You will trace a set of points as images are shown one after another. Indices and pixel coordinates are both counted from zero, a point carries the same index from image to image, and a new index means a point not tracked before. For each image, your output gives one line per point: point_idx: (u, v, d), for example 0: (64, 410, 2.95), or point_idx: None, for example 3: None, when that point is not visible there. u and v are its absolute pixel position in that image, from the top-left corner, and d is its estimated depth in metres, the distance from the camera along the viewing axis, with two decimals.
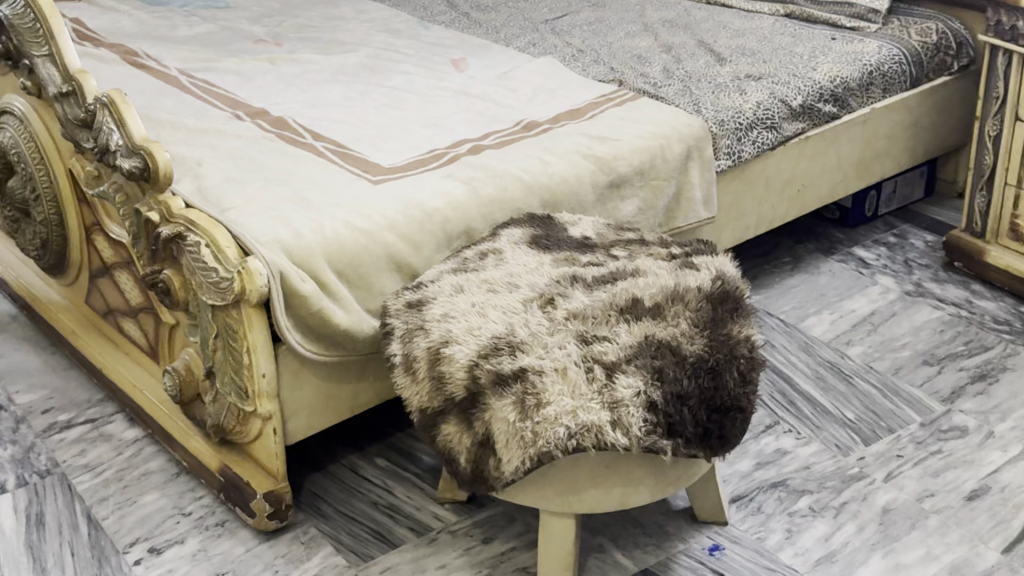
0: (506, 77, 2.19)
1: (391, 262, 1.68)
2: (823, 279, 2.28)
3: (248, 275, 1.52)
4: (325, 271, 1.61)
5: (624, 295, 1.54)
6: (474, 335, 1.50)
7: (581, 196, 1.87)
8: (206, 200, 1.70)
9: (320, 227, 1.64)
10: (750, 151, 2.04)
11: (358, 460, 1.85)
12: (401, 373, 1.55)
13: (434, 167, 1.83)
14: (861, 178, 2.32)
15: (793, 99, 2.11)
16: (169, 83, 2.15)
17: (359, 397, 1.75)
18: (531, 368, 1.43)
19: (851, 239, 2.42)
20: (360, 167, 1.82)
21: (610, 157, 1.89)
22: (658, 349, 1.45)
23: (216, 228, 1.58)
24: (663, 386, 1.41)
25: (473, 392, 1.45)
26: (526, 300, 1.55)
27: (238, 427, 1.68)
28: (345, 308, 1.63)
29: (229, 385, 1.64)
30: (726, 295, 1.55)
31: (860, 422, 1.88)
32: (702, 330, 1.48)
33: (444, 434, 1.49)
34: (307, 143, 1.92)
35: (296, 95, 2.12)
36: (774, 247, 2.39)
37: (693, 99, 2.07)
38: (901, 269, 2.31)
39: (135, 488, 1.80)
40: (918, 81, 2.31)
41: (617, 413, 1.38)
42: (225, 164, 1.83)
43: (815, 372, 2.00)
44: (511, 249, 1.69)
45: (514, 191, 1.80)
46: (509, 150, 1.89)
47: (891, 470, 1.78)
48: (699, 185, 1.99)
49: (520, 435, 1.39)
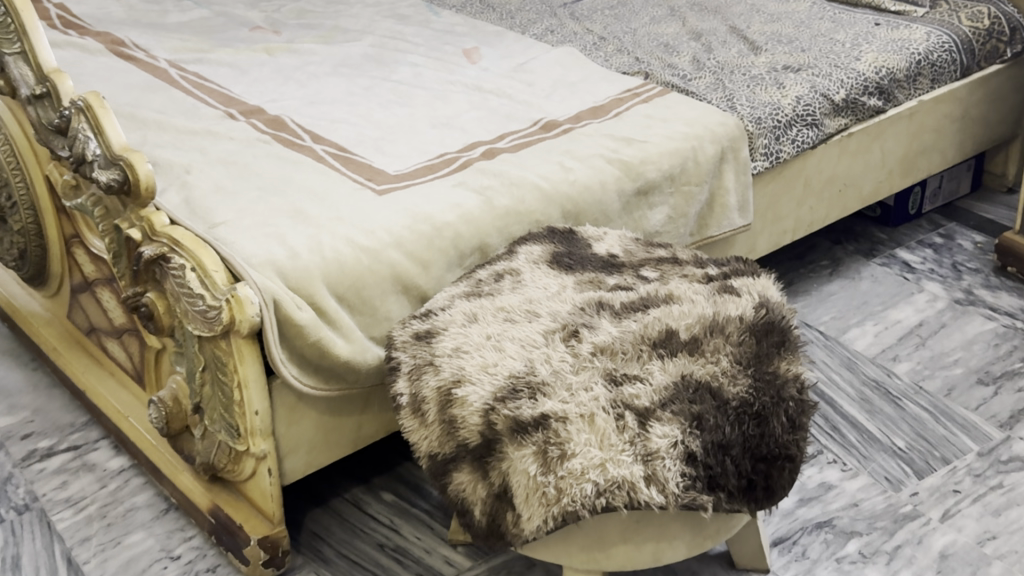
0: (522, 69, 2.02)
1: (398, 284, 1.52)
2: (864, 285, 2.11)
3: (238, 304, 1.36)
4: (324, 295, 1.45)
5: (657, 327, 1.38)
6: (489, 373, 1.34)
7: (606, 205, 1.70)
8: (193, 215, 1.55)
9: (318, 246, 1.48)
10: (789, 151, 1.87)
11: (362, 495, 1.69)
12: (407, 416, 1.39)
13: (444, 174, 1.67)
14: (906, 177, 2.14)
15: (836, 92, 1.93)
16: (158, 78, 2.00)
17: (362, 430, 1.59)
18: (554, 414, 1.27)
19: (894, 239, 2.25)
20: (364, 175, 1.67)
21: (637, 161, 1.72)
22: (696, 391, 1.29)
23: (203, 251, 1.43)
24: (702, 435, 1.25)
25: (489, 439, 1.30)
26: (547, 331, 1.39)
27: (229, 465, 1.52)
28: (345, 337, 1.47)
29: (218, 422, 1.48)
30: (772, 326, 1.38)
31: (911, 451, 1.72)
32: (745, 368, 1.32)
33: (456, 482, 1.34)
34: (305, 147, 1.77)
35: (294, 91, 1.96)
36: (810, 249, 2.22)
37: (726, 94, 1.90)
38: (949, 273, 2.14)
39: (119, 526, 1.65)
40: (969, 70, 2.13)
41: (652, 467, 1.23)
42: (216, 174, 1.67)
43: (860, 393, 1.84)
44: (530, 269, 1.52)
45: (532, 201, 1.64)
46: (527, 153, 1.72)
47: (947, 508, 1.62)
48: (734, 190, 1.82)
49: (542, 491, 1.24)
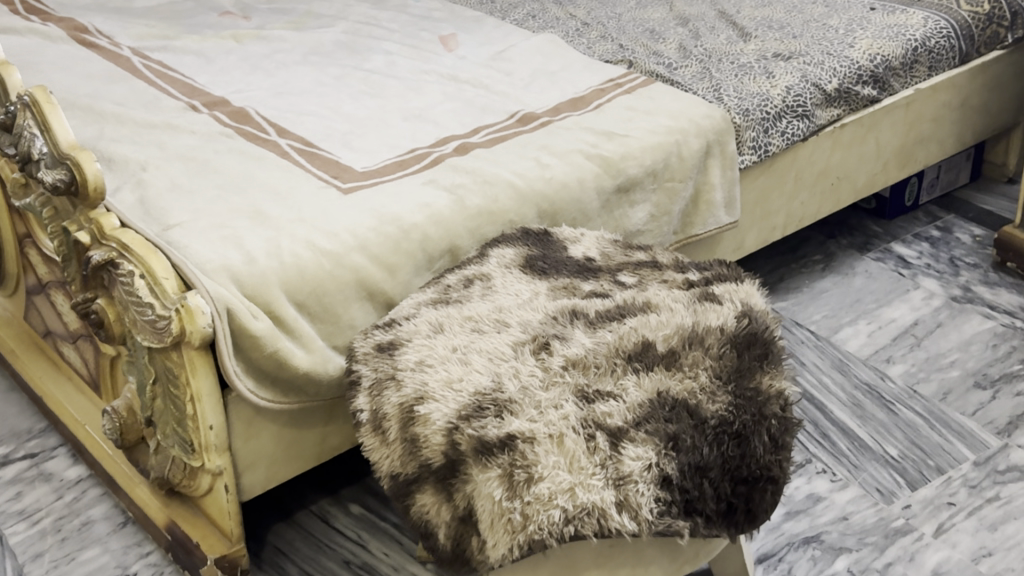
0: (501, 56, 1.93)
1: (362, 290, 1.44)
2: (858, 282, 2.02)
3: (188, 315, 1.28)
4: (282, 303, 1.37)
5: (633, 338, 1.30)
6: (453, 389, 1.26)
7: (585, 204, 1.61)
8: (147, 215, 1.47)
9: (276, 250, 1.40)
10: (779, 144, 1.78)
11: (330, 507, 1.62)
12: (368, 434, 1.31)
13: (414, 171, 1.59)
14: (902, 168, 2.06)
15: (828, 82, 1.84)
16: (120, 66, 1.91)
17: (326, 442, 1.52)
18: (521, 435, 1.19)
19: (889, 232, 2.17)
20: (330, 172, 1.59)
21: (618, 156, 1.64)
22: (673, 409, 1.21)
23: (154, 256, 1.35)
24: (679, 457, 1.17)
25: (453, 460, 1.22)
26: (516, 343, 1.31)
27: (185, 481, 1.45)
28: (305, 347, 1.39)
29: (172, 437, 1.40)
30: (755, 338, 1.30)
31: (904, 460, 1.65)
32: (724, 384, 1.24)
33: (419, 504, 1.26)
34: (270, 141, 1.68)
35: (261, 81, 1.87)
36: (802, 243, 2.14)
37: (713, 84, 1.82)
38: (946, 269, 2.06)
39: (74, 541, 1.58)
40: (968, 57, 2.04)
41: (624, 493, 1.14)
42: (174, 171, 1.59)
43: (851, 398, 1.76)
44: (501, 273, 1.44)
45: (506, 200, 1.55)
46: (501, 148, 1.64)
47: (941, 522, 1.54)
48: (720, 186, 1.74)
49: (507, 517, 1.16)
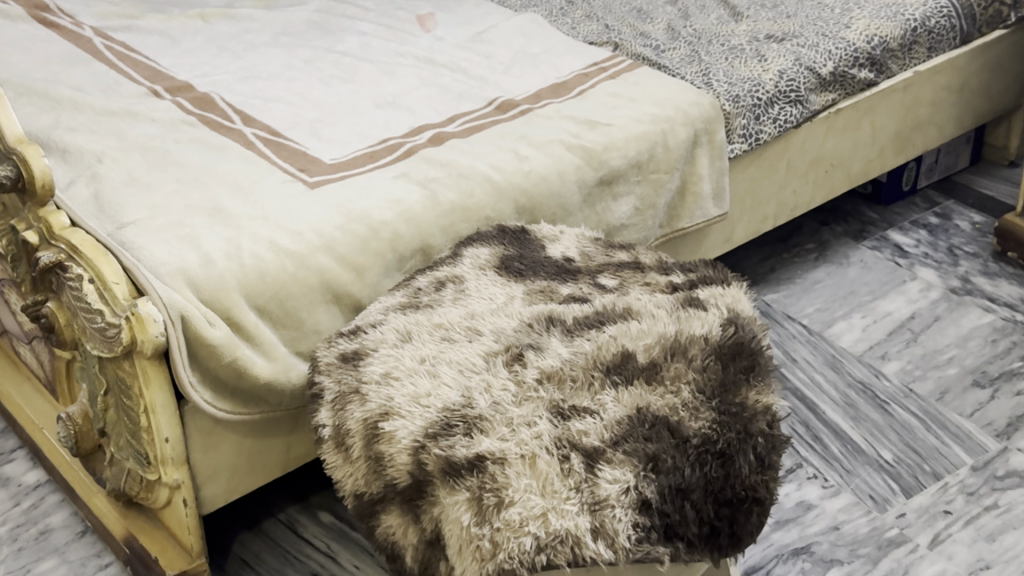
0: (480, 38, 1.85)
1: (328, 293, 1.37)
2: (853, 272, 1.94)
3: (139, 323, 1.20)
4: (241, 308, 1.29)
5: (612, 348, 1.22)
6: (420, 405, 1.18)
7: (565, 198, 1.53)
8: (101, 212, 1.39)
9: (235, 250, 1.32)
10: (770, 131, 1.70)
11: (299, 516, 1.55)
12: (331, 450, 1.24)
13: (385, 163, 1.51)
14: (899, 154, 1.97)
15: (823, 65, 1.76)
16: (81, 48, 1.82)
17: (291, 451, 1.45)
18: (491, 455, 1.12)
19: (886, 219, 2.09)
20: (297, 164, 1.50)
21: (600, 147, 1.55)
22: (653, 427, 1.14)
23: (104, 260, 1.26)
24: (658, 479, 1.10)
25: (420, 480, 1.15)
26: (488, 354, 1.23)
27: (143, 493, 1.37)
28: (266, 355, 1.32)
29: (127, 449, 1.33)
30: (741, 348, 1.22)
31: (899, 464, 1.58)
32: (708, 400, 1.17)
33: (385, 525, 1.19)
34: (234, 130, 1.60)
35: (228, 64, 1.80)
36: (794, 230, 2.06)
37: (702, 68, 1.73)
38: (944, 259, 1.98)
39: (30, 553, 1.51)
40: (969, 37, 1.96)
41: (599, 519, 1.07)
42: (132, 162, 1.50)
43: (844, 397, 1.69)
44: (475, 275, 1.37)
45: (481, 195, 1.47)
46: (478, 139, 1.55)
47: (937, 532, 1.47)
48: (709, 176, 1.65)
49: (475, 544, 1.08)
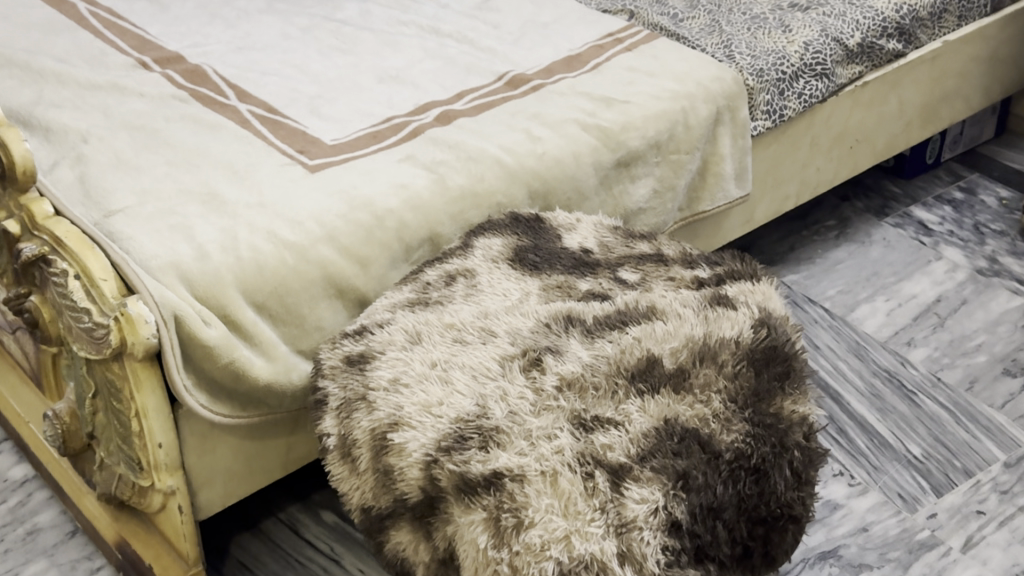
0: (486, 5, 1.76)
1: (330, 287, 1.28)
2: (875, 252, 1.86)
3: (129, 325, 1.12)
4: (238, 306, 1.21)
5: (636, 352, 1.14)
6: (432, 415, 1.10)
7: (581, 181, 1.45)
8: (87, 197, 1.29)
9: (232, 242, 1.23)
10: (795, 107, 1.61)
11: (300, 515, 1.48)
12: (336, 461, 1.17)
13: (390, 145, 1.42)
14: (924, 127, 1.89)
15: (850, 36, 1.66)
16: (63, 14, 1.72)
17: (292, 451, 1.37)
18: (509, 472, 1.03)
19: (908, 194, 2.01)
20: (296, 144, 1.41)
21: (618, 127, 1.46)
22: (682, 441, 1.05)
23: (91, 254, 1.17)
24: (688, 498, 1.02)
25: (432, 496, 1.07)
26: (504, 358, 1.15)
27: (135, 498, 1.29)
28: (265, 355, 1.24)
29: (117, 454, 1.25)
30: (775, 352, 1.14)
31: (928, 460, 1.50)
32: (740, 410, 1.09)
33: (395, 541, 1.12)
34: (229, 107, 1.50)
35: (221, 33, 1.70)
36: (814, 206, 1.98)
37: (723, 39, 1.64)
38: (970, 237, 1.90)
39: (17, 555, 1.43)
40: (1000, 5, 1.86)
41: (627, 542, 0.98)
42: (119, 142, 1.40)
43: (869, 387, 1.61)
44: (487, 269, 1.29)
45: (492, 179, 1.38)
46: (488, 118, 1.46)
47: (970, 534, 1.40)
48: (730, 156, 1.57)
49: (493, 568, 1.00)
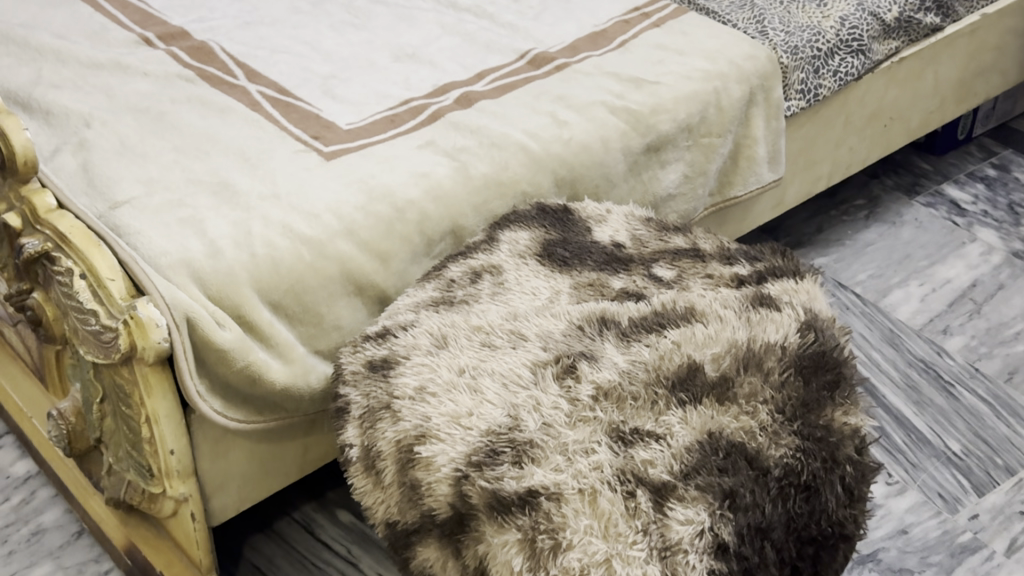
0: None
1: (349, 284, 1.22)
2: (907, 233, 1.80)
3: (139, 328, 1.04)
4: (254, 306, 1.14)
5: (676, 358, 1.07)
6: (461, 427, 1.04)
7: (609, 167, 1.38)
8: (91, 187, 1.21)
9: (246, 237, 1.16)
10: (830, 85, 1.54)
11: (315, 515, 1.42)
12: (360, 472, 1.12)
13: (409, 130, 1.35)
14: (958, 103, 1.81)
15: (887, 10, 1.59)
16: None
17: (308, 453, 1.31)
18: (545, 490, 0.97)
19: (939, 171, 1.94)
20: (310, 128, 1.34)
21: (648, 109, 1.39)
22: (728, 456, 0.98)
23: (97, 252, 1.09)
24: (735, 518, 0.95)
25: (462, 513, 1.00)
26: (535, 364, 1.08)
27: (145, 504, 1.23)
28: (282, 357, 1.17)
29: (126, 460, 1.19)
30: (824, 358, 1.08)
31: (969, 457, 1.45)
32: (789, 422, 1.01)
33: (421, 557, 1.06)
34: (238, 87, 1.42)
35: (228, 7, 1.63)
36: (842, 184, 1.91)
37: (756, 14, 1.56)
38: (1005, 218, 1.83)
39: (21, 557, 1.38)
40: None
41: (671, 567, 0.92)
42: (123, 126, 1.33)
43: (905, 378, 1.55)
44: (514, 265, 1.23)
45: (517, 166, 1.31)
46: (511, 100, 1.39)
47: (1014, 537, 1.34)
48: (764, 139, 1.50)
49: None
